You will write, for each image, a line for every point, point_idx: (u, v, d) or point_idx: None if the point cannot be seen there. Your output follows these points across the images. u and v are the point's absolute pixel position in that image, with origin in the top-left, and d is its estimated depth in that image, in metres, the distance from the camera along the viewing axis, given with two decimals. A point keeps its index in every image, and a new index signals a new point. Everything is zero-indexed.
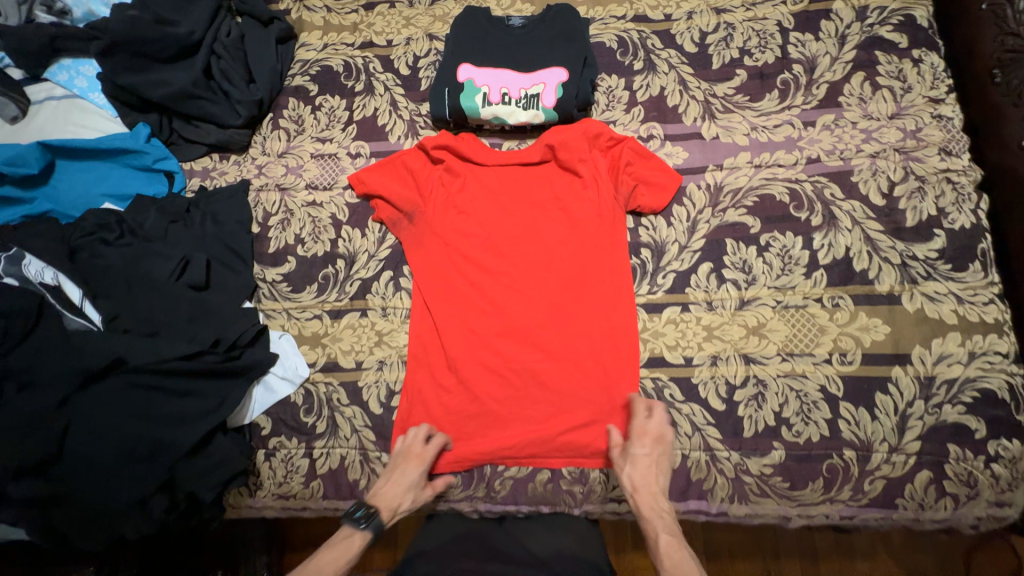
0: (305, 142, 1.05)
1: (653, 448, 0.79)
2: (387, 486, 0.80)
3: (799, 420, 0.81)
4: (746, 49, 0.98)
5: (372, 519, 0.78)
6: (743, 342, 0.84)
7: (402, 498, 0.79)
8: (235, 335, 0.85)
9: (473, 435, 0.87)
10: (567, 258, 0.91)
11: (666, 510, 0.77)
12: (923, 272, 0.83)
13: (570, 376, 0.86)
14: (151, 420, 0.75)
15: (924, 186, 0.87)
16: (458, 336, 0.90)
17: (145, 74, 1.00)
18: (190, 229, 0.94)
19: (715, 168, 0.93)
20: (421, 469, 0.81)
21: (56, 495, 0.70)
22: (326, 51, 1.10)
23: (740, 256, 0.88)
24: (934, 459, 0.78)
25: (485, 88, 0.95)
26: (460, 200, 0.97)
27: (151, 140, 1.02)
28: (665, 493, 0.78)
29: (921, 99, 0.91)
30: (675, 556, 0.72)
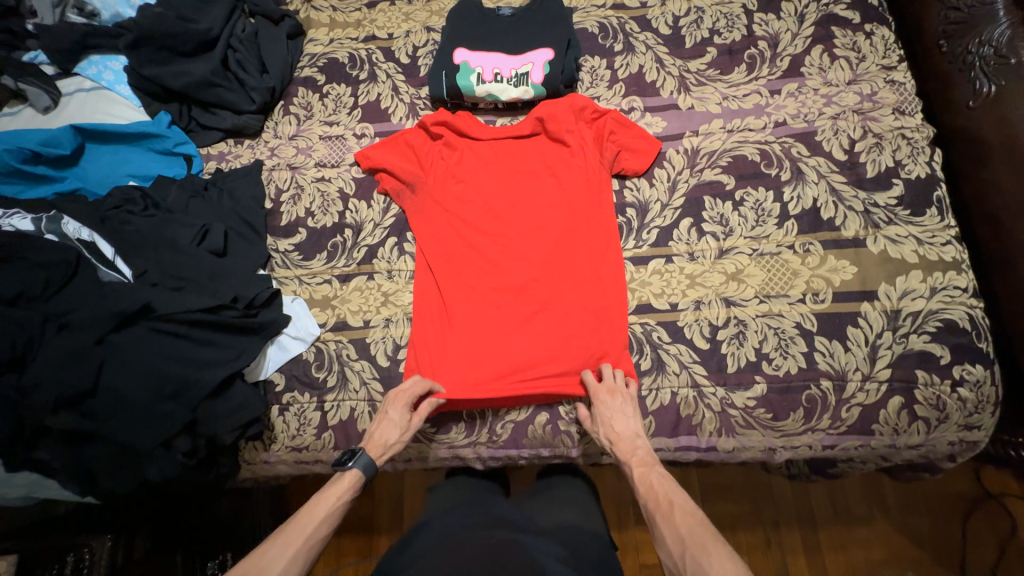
0: (314, 125, 1.14)
1: (620, 401, 0.85)
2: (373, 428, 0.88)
3: (778, 355, 0.87)
4: (715, 29, 1.08)
5: (359, 458, 0.84)
6: (724, 287, 0.91)
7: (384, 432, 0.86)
8: (251, 295, 0.92)
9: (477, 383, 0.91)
10: (559, 220, 0.98)
11: (642, 446, 0.82)
12: (885, 218, 0.91)
13: (564, 326, 0.93)
14: (176, 362, 0.81)
15: (882, 141, 0.95)
16: (460, 293, 0.97)
17: (168, 65, 1.09)
18: (209, 203, 1.02)
19: (691, 134, 1.01)
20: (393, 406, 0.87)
21: (88, 430, 0.75)
22: (333, 45, 1.20)
23: (718, 211, 0.96)
24: (905, 384, 0.84)
25: (479, 69, 1.05)
26: (459, 170, 1.05)
27: (172, 127, 1.11)
28: (640, 433, 0.83)
29: (874, 67, 1.00)
30: (651, 480, 0.78)
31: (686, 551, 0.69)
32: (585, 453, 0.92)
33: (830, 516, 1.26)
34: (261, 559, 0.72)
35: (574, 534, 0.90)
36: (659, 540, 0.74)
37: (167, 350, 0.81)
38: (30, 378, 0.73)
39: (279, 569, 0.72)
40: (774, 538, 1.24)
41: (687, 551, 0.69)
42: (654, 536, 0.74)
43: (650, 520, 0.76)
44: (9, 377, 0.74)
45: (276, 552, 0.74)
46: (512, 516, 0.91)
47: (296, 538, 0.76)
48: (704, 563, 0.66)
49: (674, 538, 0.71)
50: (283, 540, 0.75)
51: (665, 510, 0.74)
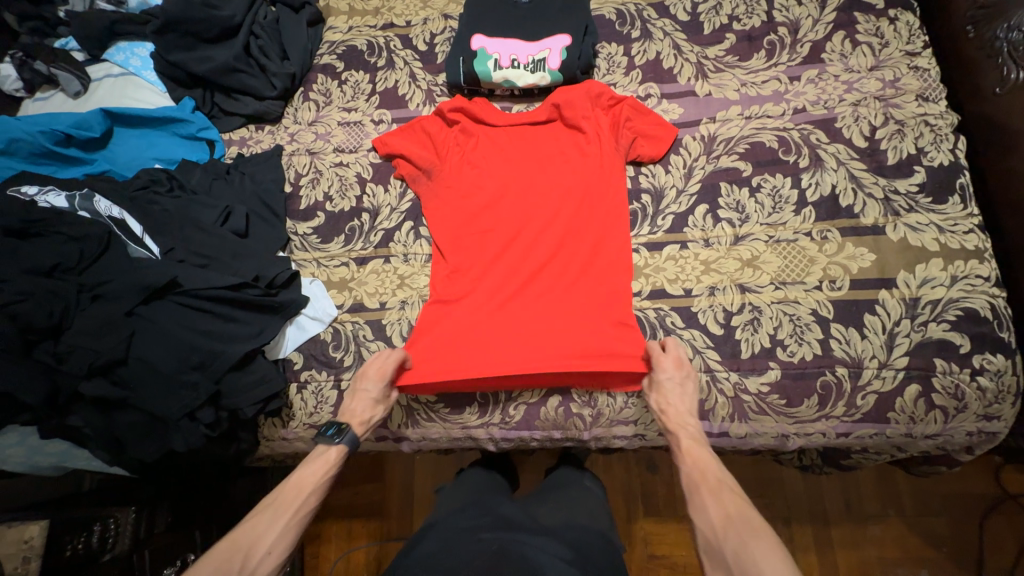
0: (332, 112, 1.16)
1: (677, 372, 0.85)
2: (353, 404, 0.89)
3: (793, 341, 0.86)
4: (734, 15, 1.07)
5: (346, 434, 0.86)
6: (739, 274, 0.91)
7: (370, 410, 0.89)
8: (272, 274, 0.95)
9: (485, 365, 0.90)
10: (571, 207, 0.99)
11: (692, 422, 0.83)
12: (905, 205, 0.90)
13: (573, 311, 0.93)
14: (201, 335, 0.84)
15: (904, 128, 0.94)
16: (471, 276, 0.98)
17: (193, 52, 1.12)
18: (232, 186, 1.05)
19: (708, 121, 1.01)
20: (379, 384, 0.88)
21: (119, 398, 0.79)
22: (352, 33, 1.22)
23: (734, 198, 0.95)
24: (922, 373, 0.83)
25: (496, 54, 1.05)
26: (474, 156, 1.05)
27: (196, 112, 1.14)
28: (693, 411, 0.84)
29: (898, 53, 0.98)
30: (695, 454, 0.81)
31: (730, 525, 0.71)
32: (596, 437, 0.94)
33: (842, 512, 1.25)
34: (251, 534, 0.76)
35: (579, 532, 0.90)
36: (699, 511, 0.76)
37: (194, 325, 0.85)
38: (65, 346, 0.76)
39: (269, 542, 0.76)
40: (786, 534, 1.24)
41: (734, 526, 0.71)
42: (695, 506, 0.77)
43: (692, 492, 0.78)
44: (46, 345, 0.77)
45: (268, 525, 0.77)
46: (516, 515, 0.90)
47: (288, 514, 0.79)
48: (746, 538, 0.68)
49: (719, 513, 0.74)
50: (273, 513, 0.79)
51: (711, 485, 0.77)
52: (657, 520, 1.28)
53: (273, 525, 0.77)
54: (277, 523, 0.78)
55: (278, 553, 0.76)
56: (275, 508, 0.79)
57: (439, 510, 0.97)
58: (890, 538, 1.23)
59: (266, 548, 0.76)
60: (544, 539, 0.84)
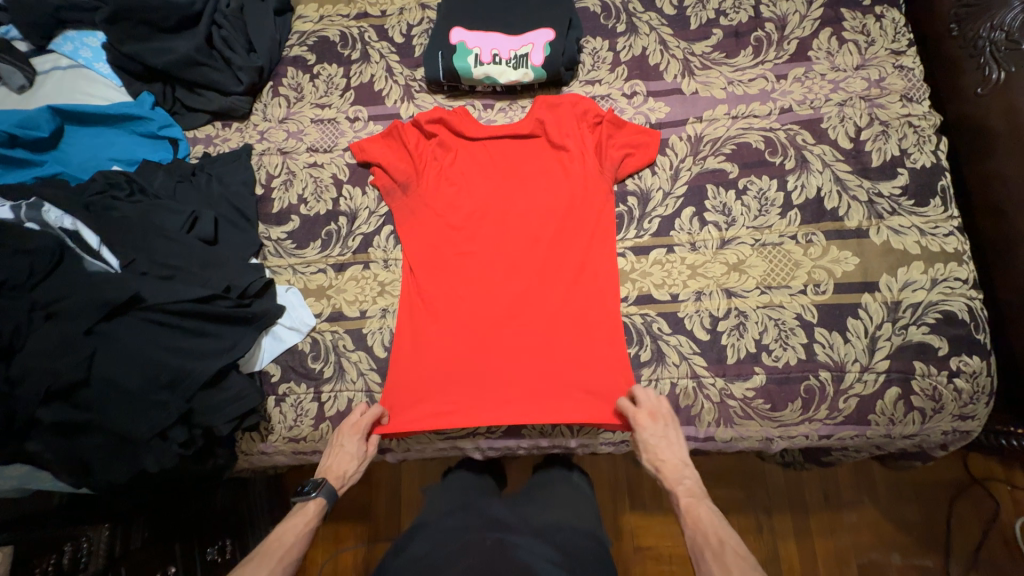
0: (305, 108, 1.10)
1: (656, 426, 0.84)
2: (331, 460, 0.88)
3: (778, 346, 0.87)
4: (721, 9, 1.04)
5: (323, 487, 0.85)
6: (725, 278, 0.90)
7: (348, 464, 0.87)
8: (244, 284, 0.91)
9: (463, 395, 0.91)
10: (553, 229, 0.96)
11: (689, 476, 0.83)
12: (889, 208, 0.90)
13: (552, 342, 0.91)
14: (170, 352, 0.80)
15: (888, 129, 0.93)
16: (448, 301, 0.95)
17: (149, 42, 1.04)
18: (199, 190, 0.99)
19: (695, 121, 0.99)
20: (357, 438, 0.87)
21: (81, 422, 0.74)
22: (323, 22, 1.15)
23: (720, 201, 0.94)
24: (902, 376, 0.84)
25: (476, 49, 1.00)
26: (452, 172, 1.01)
27: (155, 108, 1.07)
28: (688, 463, 0.84)
29: (884, 51, 0.97)
30: (696, 512, 0.79)
31: None
32: (584, 444, 0.93)
33: (820, 501, 1.28)
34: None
35: (567, 535, 0.90)
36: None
37: (160, 340, 0.80)
38: (17, 368, 0.71)
39: None
40: (766, 523, 1.27)
41: None
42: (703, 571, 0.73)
43: (696, 555, 0.75)
44: None
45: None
46: (505, 518, 0.90)
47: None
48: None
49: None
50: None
51: (714, 547, 0.73)
52: (644, 514, 1.30)
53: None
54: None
55: None
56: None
57: (429, 511, 0.96)
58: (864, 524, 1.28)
59: None
60: (532, 541, 0.84)
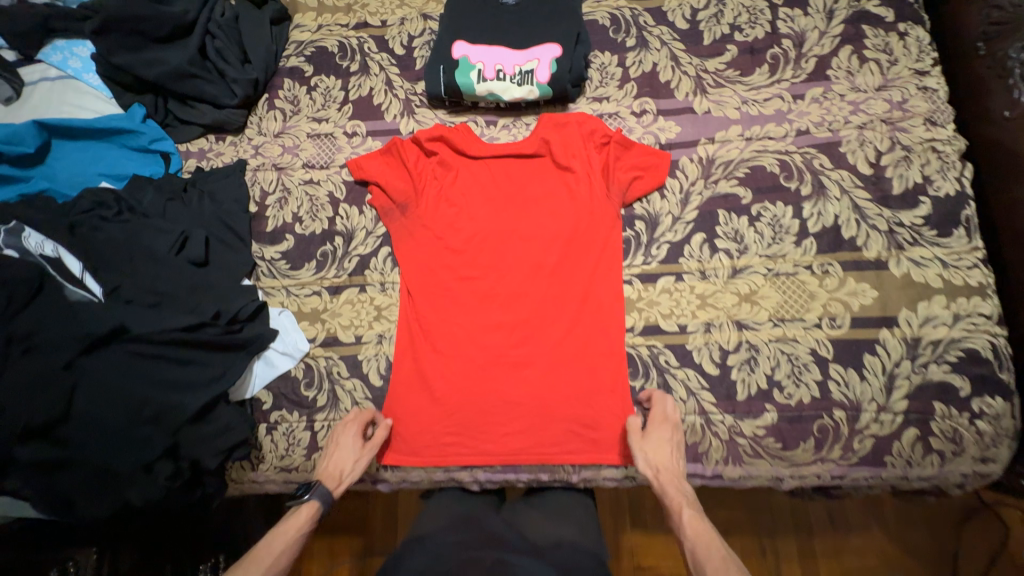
0: (301, 122, 1.06)
1: (670, 433, 0.82)
2: (329, 460, 0.84)
3: (791, 383, 0.83)
4: (736, 25, 1.00)
5: (318, 489, 0.81)
6: (736, 309, 0.86)
7: (345, 463, 0.84)
8: (235, 309, 0.87)
9: (461, 426, 0.88)
10: (556, 256, 0.92)
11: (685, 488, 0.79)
12: (909, 238, 0.85)
13: (555, 375, 0.88)
14: (155, 385, 0.76)
15: (910, 155, 0.89)
16: (446, 329, 0.92)
17: (140, 53, 1.00)
18: (190, 208, 0.96)
19: (707, 142, 0.95)
20: (354, 433, 0.86)
21: (61, 459, 0.71)
22: (321, 32, 1.11)
23: (732, 227, 0.90)
24: (921, 417, 0.80)
25: (479, 64, 0.96)
26: (452, 192, 0.97)
27: (147, 121, 1.03)
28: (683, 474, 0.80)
29: (907, 71, 0.93)
30: (697, 527, 0.75)
31: None
32: (586, 480, 0.89)
33: (825, 521, 1.25)
34: None
35: (568, 554, 0.82)
36: None
37: (145, 372, 0.76)
38: None
39: None
40: (768, 544, 1.24)
41: None
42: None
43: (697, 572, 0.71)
44: None
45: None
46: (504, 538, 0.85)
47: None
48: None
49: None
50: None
51: (715, 563, 0.70)
52: (645, 533, 1.26)
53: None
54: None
55: None
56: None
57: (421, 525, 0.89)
58: (868, 547, 1.23)
59: None
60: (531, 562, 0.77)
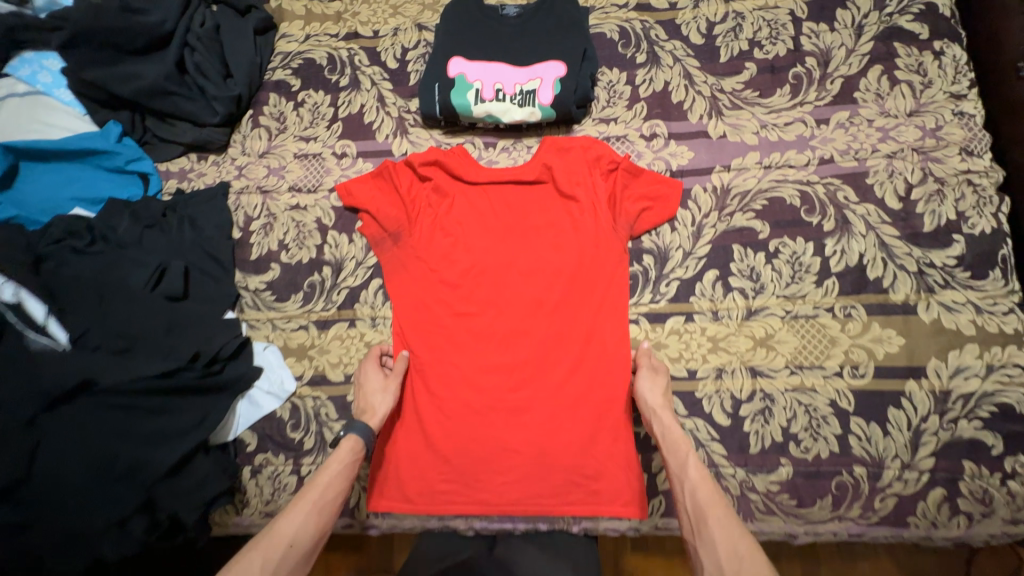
0: (287, 141, 1.00)
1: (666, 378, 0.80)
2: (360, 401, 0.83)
3: (808, 436, 0.77)
4: (756, 40, 0.92)
5: (353, 424, 0.79)
6: (751, 354, 0.81)
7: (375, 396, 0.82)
8: (214, 349, 0.82)
9: (456, 474, 0.83)
10: (558, 294, 0.85)
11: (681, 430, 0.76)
12: (940, 280, 0.79)
13: (556, 422, 0.82)
14: (125, 438, 0.71)
15: (944, 188, 0.82)
16: (439, 370, 0.85)
17: (114, 68, 0.94)
18: (168, 235, 0.89)
19: (722, 169, 0.88)
20: (376, 368, 0.84)
21: (23, 524, 0.66)
22: (309, 42, 1.05)
23: (748, 264, 0.84)
24: (948, 476, 0.74)
25: (477, 83, 0.90)
26: (448, 221, 0.91)
27: (123, 139, 0.97)
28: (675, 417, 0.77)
29: (941, 95, 0.85)
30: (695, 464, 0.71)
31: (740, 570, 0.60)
32: (587, 532, 0.83)
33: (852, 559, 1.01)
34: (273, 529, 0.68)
35: None
36: (707, 546, 0.64)
37: (115, 427, 0.71)
38: None
39: (291, 537, 0.68)
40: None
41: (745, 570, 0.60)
42: (701, 538, 0.65)
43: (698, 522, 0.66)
44: None
45: (286, 530, 0.68)
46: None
47: (318, 526, 0.70)
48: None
49: (729, 553, 0.62)
50: (302, 522, 0.69)
51: (720, 512, 0.66)
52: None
53: (304, 538, 0.69)
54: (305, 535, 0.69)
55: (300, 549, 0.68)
56: (302, 515, 0.70)
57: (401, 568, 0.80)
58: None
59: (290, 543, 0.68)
60: None
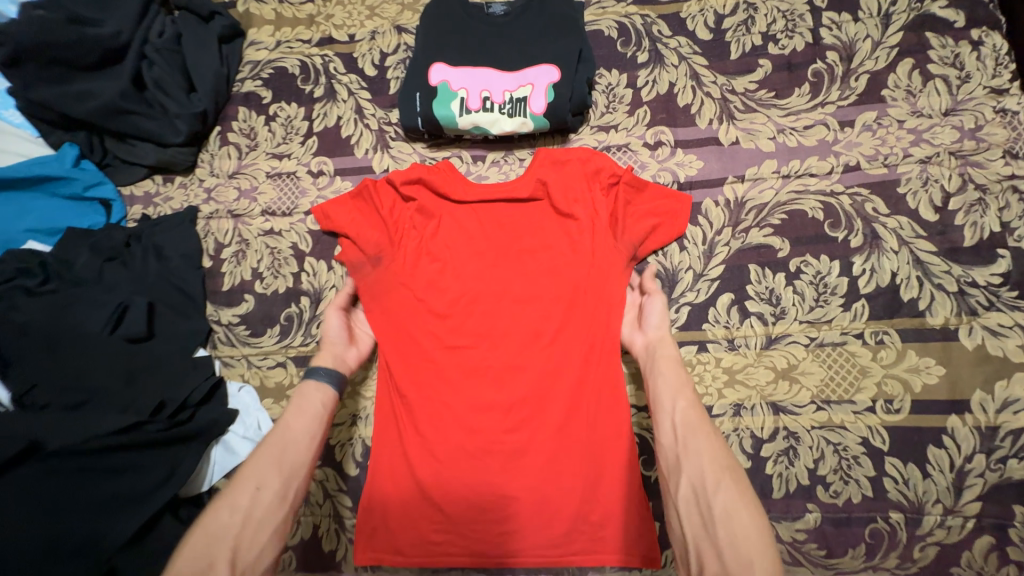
0: (259, 159, 0.92)
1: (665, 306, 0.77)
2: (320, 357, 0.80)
3: (838, 479, 0.70)
4: (770, 34, 0.83)
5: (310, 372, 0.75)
6: (771, 388, 0.73)
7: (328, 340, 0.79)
8: (183, 395, 0.75)
9: (449, 526, 0.73)
10: (557, 323, 0.77)
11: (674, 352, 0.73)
12: (984, 301, 0.70)
13: (557, 468, 0.73)
14: (83, 503, 0.65)
15: (986, 197, 0.73)
16: (428, 409, 0.77)
17: (66, 85, 0.86)
18: (130, 268, 0.82)
19: (735, 180, 0.79)
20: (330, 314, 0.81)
21: None
22: (280, 50, 0.96)
23: (766, 285, 0.75)
24: (996, 522, 0.66)
25: (462, 92, 0.81)
26: (435, 244, 0.82)
27: (81, 163, 0.89)
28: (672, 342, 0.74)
29: (981, 90, 0.76)
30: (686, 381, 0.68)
31: (716, 484, 0.58)
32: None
33: None
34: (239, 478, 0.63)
35: None
36: (690, 457, 0.61)
37: (69, 493, 0.64)
38: None
39: (256, 484, 0.63)
40: None
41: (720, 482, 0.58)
42: (686, 450, 0.61)
43: (685, 435, 0.62)
44: None
45: (248, 476, 0.63)
46: None
47: (284, 466, 0.65)
48: (737, 497, 0.56)
49: (713, 465, 0.59)
50: (266, 465, 0.64)
51: (707, 429, 0.62)
52: None
53: (271, 478, 0.64)
54: (273, 478, 0.64)
55: (267, 496, 0.63)
56: (266, 457, 0.65)
57: None
58: None
59: (255, 491, 0.62)
60: None
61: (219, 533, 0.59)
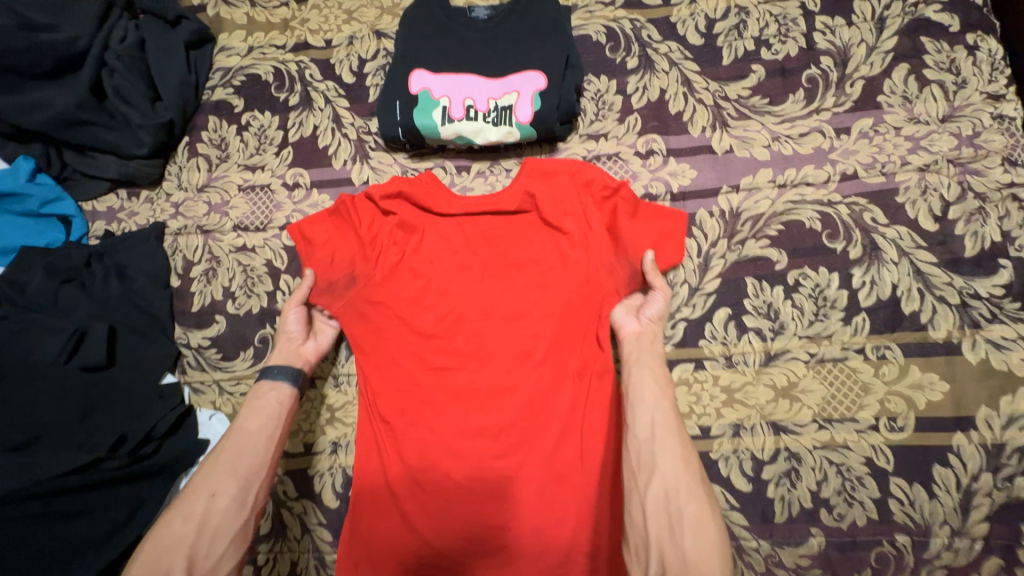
0: (231, 171, 0.87)
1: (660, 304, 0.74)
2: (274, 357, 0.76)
3: (842, 501, 0.67)
4: (763, 38, 0.81)
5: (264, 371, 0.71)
6: (771, 407, 0.70)
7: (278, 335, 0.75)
8: (145, 428, 0.69)
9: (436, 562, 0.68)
10: (548, 342, 0.73)
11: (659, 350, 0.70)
12: (987, 314, 0.68)
13: (551, 496, 0.69)
14: (30, 553, 0.59)
15: (985, 206, 0.71)
16: (413, 435, 0.72)
17: (19, 95, 0.81)
18: (89, 290, 0.76)
19: (730, 190, 0.76)
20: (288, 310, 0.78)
21: None
22: (253, 56, 0.92)
23: (764, 299, 0.73)
24: (1005, 544, 0.64)
25: (444, 100, 0.77)
26: (418, 260, 0.78)
27: (38, 177, 0.83)
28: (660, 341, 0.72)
29: (978, 96, 0.74)
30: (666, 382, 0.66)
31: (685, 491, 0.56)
32: None
33: None
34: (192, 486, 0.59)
35: None
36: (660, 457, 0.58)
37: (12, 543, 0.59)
38: None
39: (210, 491, 0.58)
40: None
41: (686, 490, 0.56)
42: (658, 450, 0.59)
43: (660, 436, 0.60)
44: None
45: (202, 483, 0.59)
46: None
47: (241, 468, 0.61)
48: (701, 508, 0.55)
49: (683, 473, 0.57)
50: (222, 471, 0.60)
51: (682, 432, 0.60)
52: None
53: (227, 483, 0.59)
54: (230, 483, 0.60)
55: (222, 501, 0.58)
56: (221, 463, 0.60)
57: None
58: None
59: (210, 497, 0.58)
60: None
61: (173, 542, 0.55)
